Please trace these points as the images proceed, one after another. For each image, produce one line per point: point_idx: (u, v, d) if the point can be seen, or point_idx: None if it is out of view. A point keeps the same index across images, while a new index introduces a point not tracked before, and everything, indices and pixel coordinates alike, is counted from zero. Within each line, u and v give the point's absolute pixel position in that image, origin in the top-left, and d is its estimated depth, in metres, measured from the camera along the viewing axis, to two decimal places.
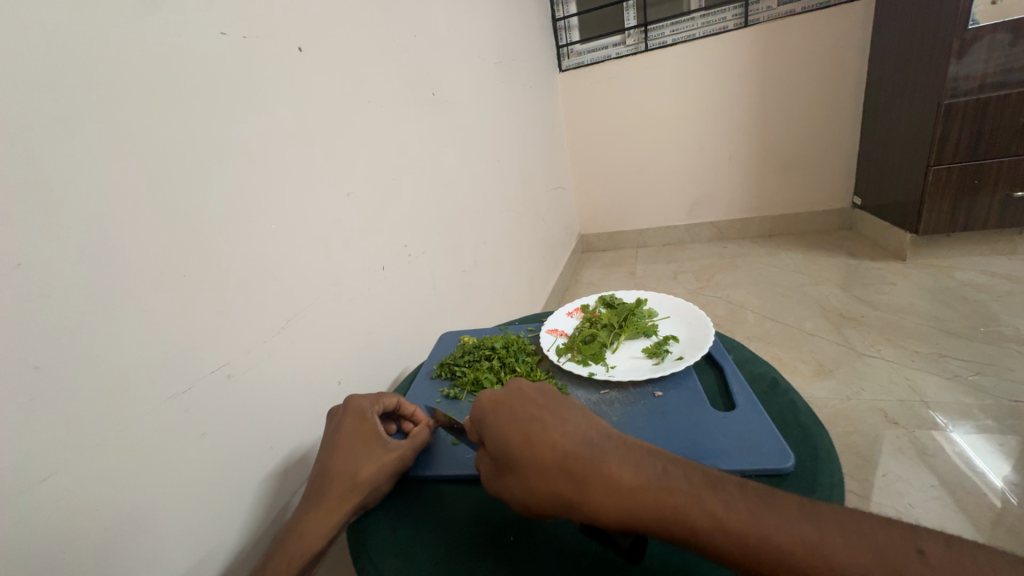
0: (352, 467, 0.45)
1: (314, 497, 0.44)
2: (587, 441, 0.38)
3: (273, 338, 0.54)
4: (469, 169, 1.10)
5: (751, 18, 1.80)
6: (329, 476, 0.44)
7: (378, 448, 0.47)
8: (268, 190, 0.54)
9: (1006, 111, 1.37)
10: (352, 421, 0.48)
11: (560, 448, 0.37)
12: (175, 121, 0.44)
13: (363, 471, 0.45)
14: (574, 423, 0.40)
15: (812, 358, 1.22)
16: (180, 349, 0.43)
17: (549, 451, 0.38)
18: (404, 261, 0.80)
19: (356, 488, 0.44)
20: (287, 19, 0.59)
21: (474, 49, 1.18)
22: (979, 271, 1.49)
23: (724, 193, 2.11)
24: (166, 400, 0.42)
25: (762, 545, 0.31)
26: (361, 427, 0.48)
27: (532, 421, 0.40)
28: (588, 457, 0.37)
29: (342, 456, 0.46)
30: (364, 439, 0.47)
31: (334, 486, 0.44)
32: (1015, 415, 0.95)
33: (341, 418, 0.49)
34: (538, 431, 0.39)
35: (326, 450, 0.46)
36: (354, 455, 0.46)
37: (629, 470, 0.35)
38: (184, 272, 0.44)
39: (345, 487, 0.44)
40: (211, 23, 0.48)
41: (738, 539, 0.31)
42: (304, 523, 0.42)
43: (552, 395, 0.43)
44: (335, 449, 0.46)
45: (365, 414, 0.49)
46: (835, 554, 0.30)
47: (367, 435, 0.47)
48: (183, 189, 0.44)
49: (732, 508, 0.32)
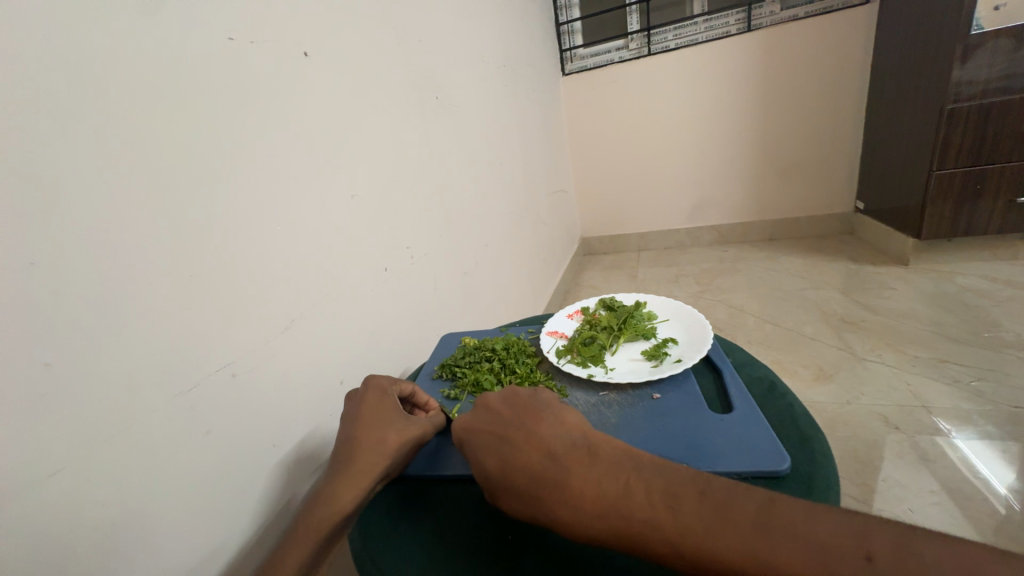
0: (379, 433, 0.47)
1: (343, 465, 0.45)
2: (551, 458, 0.39)
3: (277, 337, 0.54)
4: (473, 172, 1.11)
5: (754, 23, 1.81)
6: (356, 441, 0.46)
7: (403, 419, 0.49)
8: (274, 191, 0.55)
9: (1009, 117, 1.37)
10: (374, 397, 0.50)
11: (525, 468, 0.39)
12: (184, 125, 0.45)
13: (391, 440, 0.47)
14: (540, 438, 0.41)
15: (812, 362, 1.22)
16: (185, 348, 0.44)
17: (515, 474, 0.39)
18: (406, 262, 0.81)
19: (383, 455, 0.46)
20: (295, 24, 0.60)
21: (478, 53, 1.19)
22: (981, 276, 1.49)
23: (726, 197, 2.12)
24: (171, 398, 0.43)
25: (718, 558, 0.31)
26: (383, 402, 0.50)
27: (501, 442, 0.42)
28: (550, 476, 0.38)
29: (369, 425, 0.48)
30: (388, 410, 0.49)
31: (362, 450, 0.46)
32: (1016, 421, 0.95)
33: (360, 395, 0.51)
34: (505, 454, 0.40)
35: (351, 420, 0.48)
36: (380, 424, 0.48)
37: (589, 481, 0.36)
38: (191, 274, 0.45)
39: (373, 450, 0.46)
40: (220, 29, 0.49)
41: (697, 551, 0.32)
42: (338, 486, 0.44)
43: (521, 408, 0.44)
44: (359, 420, 0.48)
45: (385, 391, 0.51)
46: (783, 559, 0.30)
47: (390, 408, 0.50)
48: (192, 192, 0.45)
49: (689, 522, 0.33)
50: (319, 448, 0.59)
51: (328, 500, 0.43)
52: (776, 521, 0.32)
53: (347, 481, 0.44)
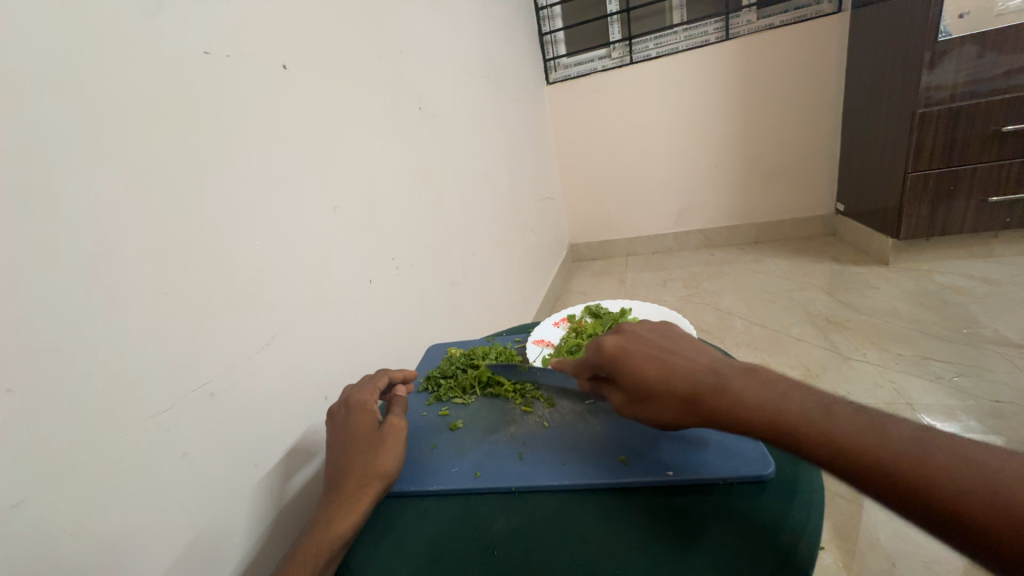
0: (365, 457, 0.46)
1: (334, 485, 0.44)
2: (711, 372, 0.40)
3: (258, 353, 0.53)
4: (459, 181, 1.12)
5: (731, 32, 1.85)
6: (345, 470, 0.45)
7: (380, 432, 0.48)
8: (255, 207, 0.55)
9: (977, 120, 1.41)
10: (354, 414, 0.49)
11: (688, 378, 0.40)
12: (157, 139, 0.44)
13: (384, 458, 0.46)
14: (697, 357, 0.43)
15: (799, 363, 1.24)
16: (161, 367, 0.43)
17: (681, 383, 0.40)
18: (392, 274, 0.81)
19: (378, 475, 0.45)
20: (274, 38, 0.60)
21: (461, 64, 1.20)
22: (958, 274, 1.53)
23: (710, 201, 2.15)
24: (149, 418, 0.41)
25: (863, 454, 0.34)
26: (361, 418, 0.49)
27: (666, 356, 0.43)
28: (711, 385, 0.40)
29: (354, 449, 0.46)
30: (367, 428, 0.48)
31: (352, 476, 0.44)
32: (997, 416, 0.97)
33: (342, 417, 0.50)
34: (673, 364, 0.42)
35: (338, 448, 0.47)
36: (363, 445, 0.46)
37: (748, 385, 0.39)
38: (165, 290, 0.44)
39: (363, 475, 0.44)
40: (195, 42, 0.49)
41: (843, 453, 0.34)
42: (334, 503, 0.43)
43: (671, 336, 0.46)
44: (345, 446, 0.47)
45: (366, 405, 0.50)
46: (931, 464, 0.32)
47: (368, 424, 0.48)
48: (168, 207, 0.45)
49: (840, 430, 0.35)
50: (303, 467, 0.58)
51: (315, 521, 0.42)
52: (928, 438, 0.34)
53: (339, 510, 0.42)
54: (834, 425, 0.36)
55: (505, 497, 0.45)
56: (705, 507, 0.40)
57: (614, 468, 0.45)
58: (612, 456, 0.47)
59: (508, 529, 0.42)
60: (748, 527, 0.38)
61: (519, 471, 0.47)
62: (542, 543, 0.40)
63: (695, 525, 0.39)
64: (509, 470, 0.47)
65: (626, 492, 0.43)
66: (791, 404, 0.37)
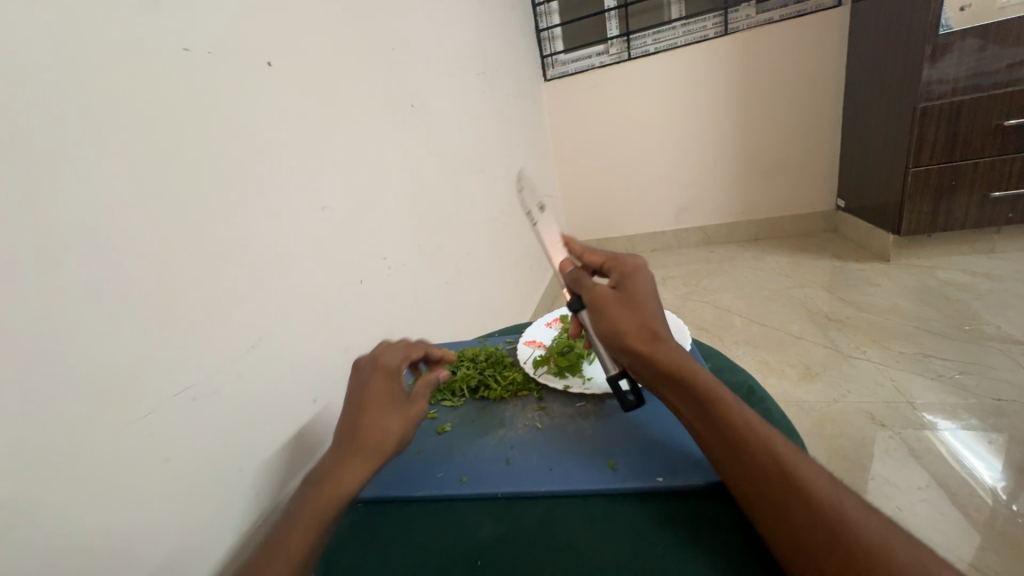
0: (381, 424, 0.44)
1: (348, 444, 0.43)
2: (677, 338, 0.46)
3: (243, 356, 0.52)
4: (453, 180, 1.11)
5: (730, 27, 1.83)
6: (358, 432, 0.43)
7: (399, 401, 0.47)
8: (241, 207, 0.54)
9: (979, 114, 1.40)
10: (379, 379, 0.48)
11: (661, 322, 0.46)
12: (134, 136, 0.43)
13: (396, 426, 0.45)
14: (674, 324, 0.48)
15: (799, 361, 1.22)
16: (142, 370, 0.42)
17: (657, 321, 0.46)
18: (384, 274, 0.80)
19: (388, 441, 0.44)
20: (258, 35, 0.59)
21: (455, 61, 1.19)
22: (960, 270, 1.52)
23: (709, 198, 2.13)
24: (129, 423, 0.41)
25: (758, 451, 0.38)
26: (385, 383, 0.48)
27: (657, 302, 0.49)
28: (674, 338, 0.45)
29: (372, 411, 0.45)
30: (389, 394, 0.47)
31: (366, 438, 0.43)
32: (998, 414, 0.96)
33: (366, 374, 0.49)
34: (659, 310, 0.48)
35: (356, 407, 0.45)
36: (381, 410, 0.45)
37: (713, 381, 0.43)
38: (147, 292, 0.43)
39: (375, 441, 0.43)
40: (175, 39, 0.48)
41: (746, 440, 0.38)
42: (343, 464, 0.42)
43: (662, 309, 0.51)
44: (364, 407, 0.45)
45: (392, 370, 0.49)
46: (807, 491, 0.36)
47: (391, 390, 0.47)
48: (149, 207, 0.44)
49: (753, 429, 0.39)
50: (288, 472, 0.57)
51: None
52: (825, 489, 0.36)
53: (350, 472, 0.41)
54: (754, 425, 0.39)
55: (491, 503, 0.44)
56: (694, 513, 0.39)
57: (603, 473, 0.44)
58: (601, 460, 0.46)
59: (494, 535, 0.41)
60: (738, 532, 0.37)
61: (505, 477, 0.46)
62: (524, 550, 0.39)
63: (685, 530, 0.38)
64: (497, 475, 0.47)
65: (615, 498, 0.42)
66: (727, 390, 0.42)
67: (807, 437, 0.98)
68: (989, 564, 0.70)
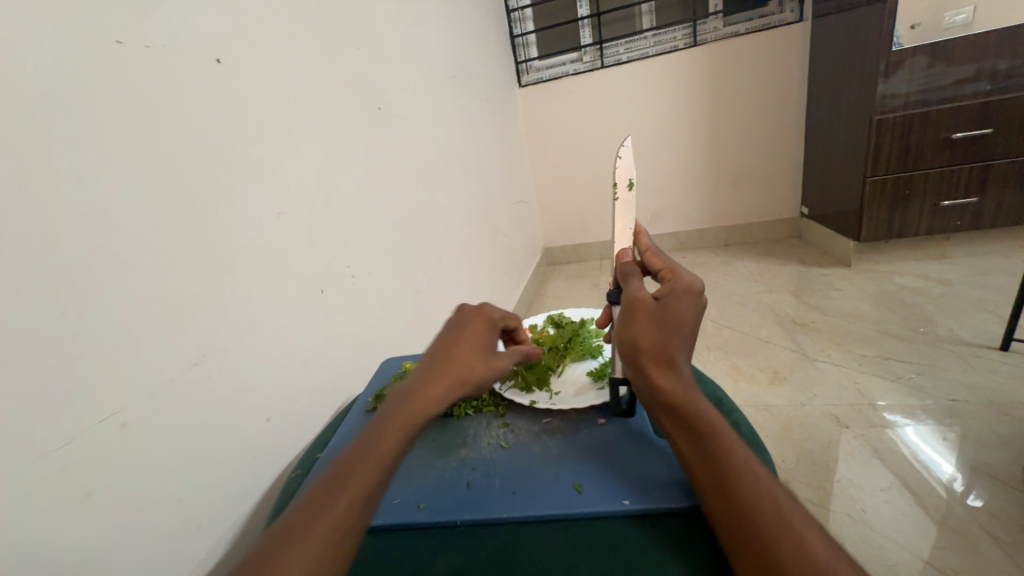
0: (469, 363, 0.49)
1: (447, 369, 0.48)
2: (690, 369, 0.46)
3: (184, 375, 0.48)
4: (424, 185, 1.08)
5: (699, 38, 1.88)
6: (448, 362, 0.49)
7: (491, 352, 0.51)
8: (185, 213, 0.50)
9: (929, 127, 1.47)
10: (479, 325, 0.53)
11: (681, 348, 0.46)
12: (53, 135, 0.39)
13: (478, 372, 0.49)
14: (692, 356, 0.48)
15: (767, 365, 1.25)
16: (58, 396, 0.37)
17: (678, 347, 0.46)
18: (348, 283, 0.76)
19: (465, 382, 0.48)
20: (206, 30, 0.55)
21: (426, 64, 1.17)
22: (915, 275, 1.59)
23: (681, 205, 2.17)
24: (40, 456, 0.36)
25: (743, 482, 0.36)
26: (484, 330, 0.53)
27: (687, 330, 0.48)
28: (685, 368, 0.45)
29: (466, 350, 0.50)
30: (484, 340, 0.52)
31: (451, 369, 0.48)
32: (953, 414, 0.99)
33: (468, 317, 0.54)
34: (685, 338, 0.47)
35: (452, 341, 0.51)
36: (474, 352, 0.50)
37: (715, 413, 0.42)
38: (66, 308, 0.39)
39: (459, 374, 0.48)
40: (106, 30, 0.44)
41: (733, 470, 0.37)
42: (426, 384, 0.47)
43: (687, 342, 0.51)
44: (459, 343, 0.51)
45: (492, 321, 0.54)
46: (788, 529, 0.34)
47: (486, 338, 0.52)
48: (70, 214, 0.39)
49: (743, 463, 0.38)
50: (235, 498, 0.53)
51: None
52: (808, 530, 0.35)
53: (443, 392, 0.46)
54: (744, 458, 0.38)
55: (450, 532, 0.42)
56: (657, 537, 0.38)
57: (567, 496, 0.43)
58: (566, 482, 0.45)
59: (449, 569, 0.39)
60: (700, 555, 0.36)
61: (467, 503, 0.45)
62: None
63: (645, 557, 0.37)
64: (457, 500, 0.45)
65: (577, 522, 0.41)
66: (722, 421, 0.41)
67: (776, 441, 1.00)
68: (948, 563, 0.72)
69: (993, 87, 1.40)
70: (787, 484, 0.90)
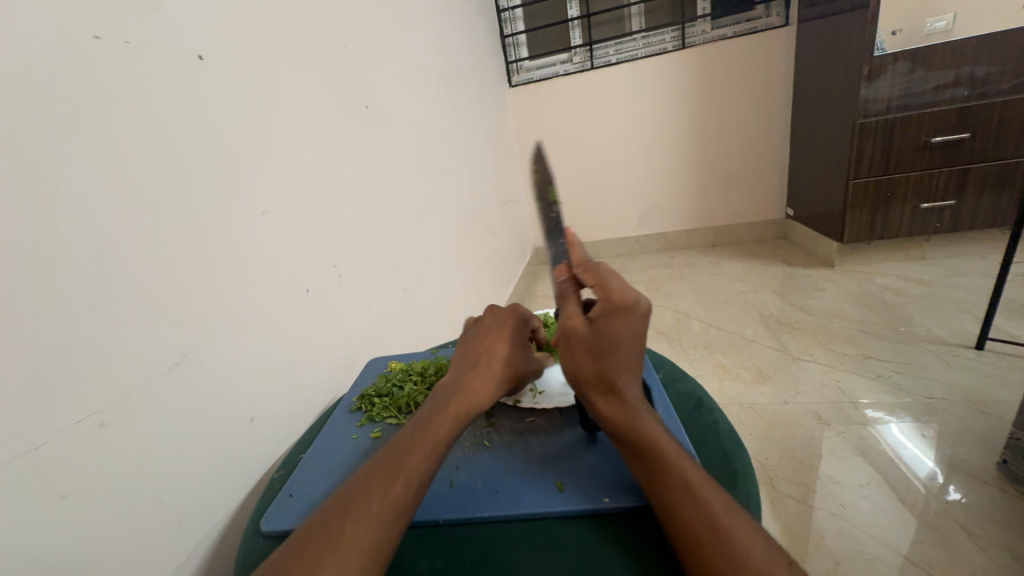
0: (513, 359, 0.54)
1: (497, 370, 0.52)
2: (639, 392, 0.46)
3: (162, 376, 0.47)
4: (412, 184, 1.08)
5: (688, 41, 1.90)
6: (494, 358, 0.53)
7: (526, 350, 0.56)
8: (165, 211, 0.49)
9: (910, 131, 1.50)
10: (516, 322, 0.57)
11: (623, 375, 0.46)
12: (25, 130, 0.38)
13: (517, 367, 0.54)
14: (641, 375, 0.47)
15: (752, 364, 1.27)
16: (29, 398, 0.37)
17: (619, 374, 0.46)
18: (334, 282, 0.76)
19: (508, 376, 0.53)
20: (186, 25, 0.54)
21: (415, 62, 1.16)
22: (895, 276, 1.63)
23: (670, 205, 2.19)
24: (11, 460, 0.35)
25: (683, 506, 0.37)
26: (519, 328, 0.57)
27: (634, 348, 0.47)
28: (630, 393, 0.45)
29: (506, 346, 0.54)
30: (520, 338, 0.56)
31: (498, 365, 0.52)
32: (930, 411, 1.02)
33: (500, 315, 0.57)
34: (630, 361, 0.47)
35: (496, 337, 0.55)
36: (513, 348, 0.55)
37: (664, 433, 0.43)
38: (38, 309, 0.38)
39: (506, 370, 0.53)
40: (82, 24, 0.43)
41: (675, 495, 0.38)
42: (472, 379, 0.50)
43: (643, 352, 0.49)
44: (500, 339, 0.54)
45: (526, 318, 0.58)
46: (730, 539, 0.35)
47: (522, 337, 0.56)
48: (42, 212, 0.38)
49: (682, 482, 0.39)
50: (216, 501, 0.52)
51: None
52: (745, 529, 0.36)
53: (493, 389, 0.51)
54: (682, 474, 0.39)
55: (433, 531, 0.43)
56: (636, 536, 0.39)
57: (550, 494, 0.44)
58: (548, 480, 0.45)
59: (430, 570, 0.39)
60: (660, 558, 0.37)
61: (449, 502, 0.45)
62: None
63: (623, 556, 0.38)
64: (439, 500, 0.45)
65: (559, 522, 0.41)
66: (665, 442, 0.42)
67: (760, 438, 1.01)
68: (924, 556, 0.74)
69: (971, 92, 1.44)
70: (770, 481, 0.92)
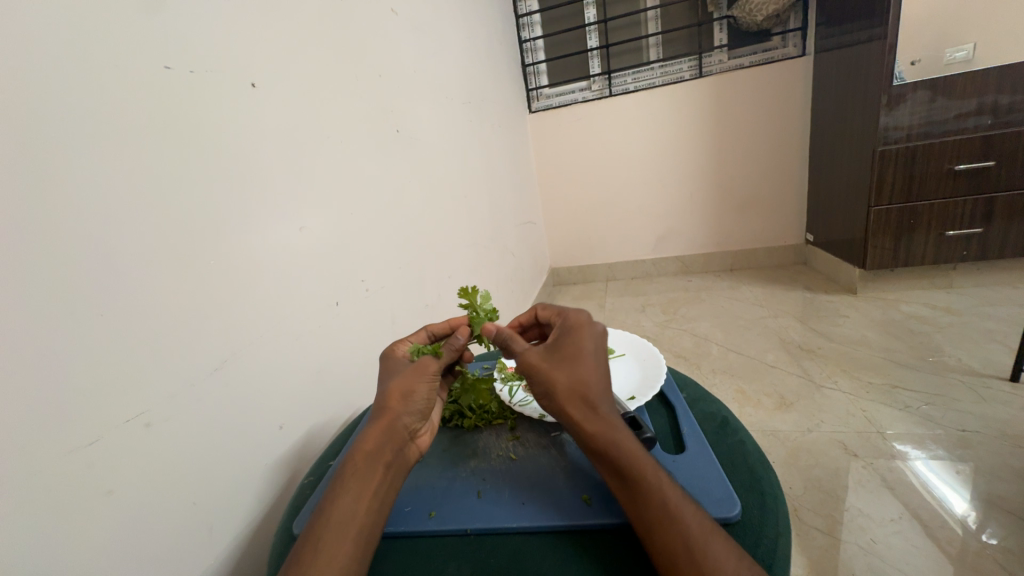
0: (387, 389, 0.49)
1: (378, 410, 0.47)
2: (611, 407, 0.47)
3: (203, 381, 0.50)
4: (436, 203, 1.11)
5: (705, 70, 1.95)
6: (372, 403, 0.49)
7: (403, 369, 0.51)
8: (215, 224, 0.53)
9: (933, 158, 1.49)
10: (385, 360, 0.54)
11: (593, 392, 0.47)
12: (98, 152, 0.42)
13: (397, 387, 0.49)
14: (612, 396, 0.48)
15: (774, 391, 1.24)
16: (86, 396, 0.39)
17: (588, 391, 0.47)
18: (361, 296, 0.78)
19: (387, 404, 0.48)
20: (243, 58, 0.59)
21: (442, 89, 1.22)
22: (922, 304, 1.59)
23: (687, 229, 2.20)
24: (64, 454, 0.37)
25: (657, 518, 0.39)
26: (390, 361, 0.53)
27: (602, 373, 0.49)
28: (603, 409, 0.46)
29: (378, 386, 0.50)
30: (389, 367, 0.52)
31: (378, 404, 0.48)
32: (964, 445, 0.98)
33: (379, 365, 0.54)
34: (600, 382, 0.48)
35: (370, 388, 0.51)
36: (385, 380, 0.50)
37: (638, 448, 0.43)
38: (101, 313, 0.41)
39: (383, 403, 0.48)
40: (154, 56, 0.48)
41: (646, 506, 0.40)
42: (363, 432, 0.47)
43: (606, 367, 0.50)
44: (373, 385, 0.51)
45: (395, 352, 0.55)
46: (704, 551, 0.36)
47: (392, 364, 0.53)
48: (110, 224, 0.42)
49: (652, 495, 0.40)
50: (245, 505, 0.54)
51: None
52: (713, 536, 0.38)
53: (376, 434, 0.46)
54: (652, 487, 0.40)
55: (460, 540, 0.43)
56: None
57: (576, 508, 0.44)
58: (576, 495, 0.46)
59: None
60: None
61: (477, 513, 0.45)
62: None
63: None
64: (467, 509, 0.46)
65: (582, 536, 0.41)
66: (638, 455, 0.42)
67: (783, 468, 0.99)
68: None
69: (995, 121, 1.44)
70: (795, 513, 0.89)
